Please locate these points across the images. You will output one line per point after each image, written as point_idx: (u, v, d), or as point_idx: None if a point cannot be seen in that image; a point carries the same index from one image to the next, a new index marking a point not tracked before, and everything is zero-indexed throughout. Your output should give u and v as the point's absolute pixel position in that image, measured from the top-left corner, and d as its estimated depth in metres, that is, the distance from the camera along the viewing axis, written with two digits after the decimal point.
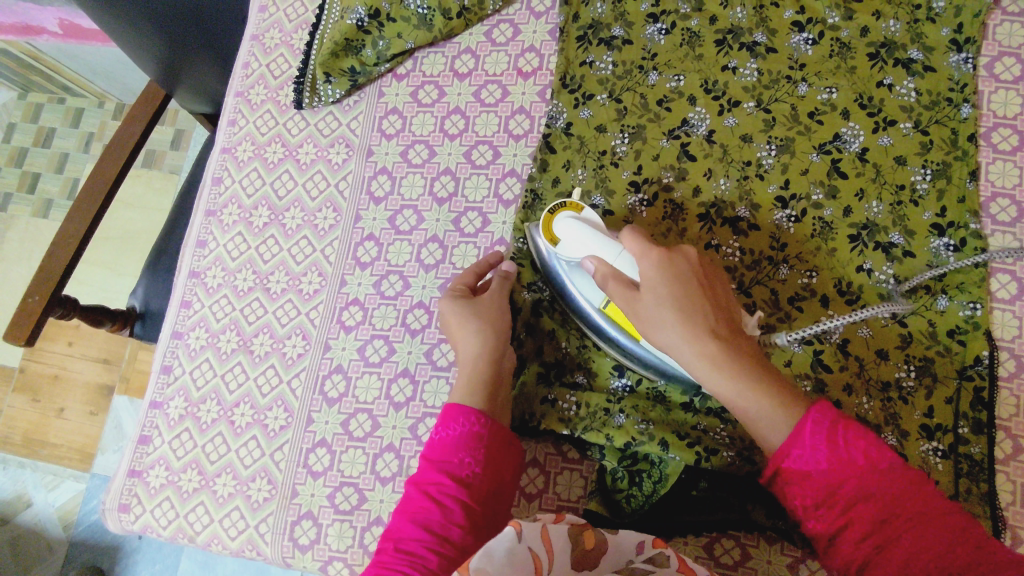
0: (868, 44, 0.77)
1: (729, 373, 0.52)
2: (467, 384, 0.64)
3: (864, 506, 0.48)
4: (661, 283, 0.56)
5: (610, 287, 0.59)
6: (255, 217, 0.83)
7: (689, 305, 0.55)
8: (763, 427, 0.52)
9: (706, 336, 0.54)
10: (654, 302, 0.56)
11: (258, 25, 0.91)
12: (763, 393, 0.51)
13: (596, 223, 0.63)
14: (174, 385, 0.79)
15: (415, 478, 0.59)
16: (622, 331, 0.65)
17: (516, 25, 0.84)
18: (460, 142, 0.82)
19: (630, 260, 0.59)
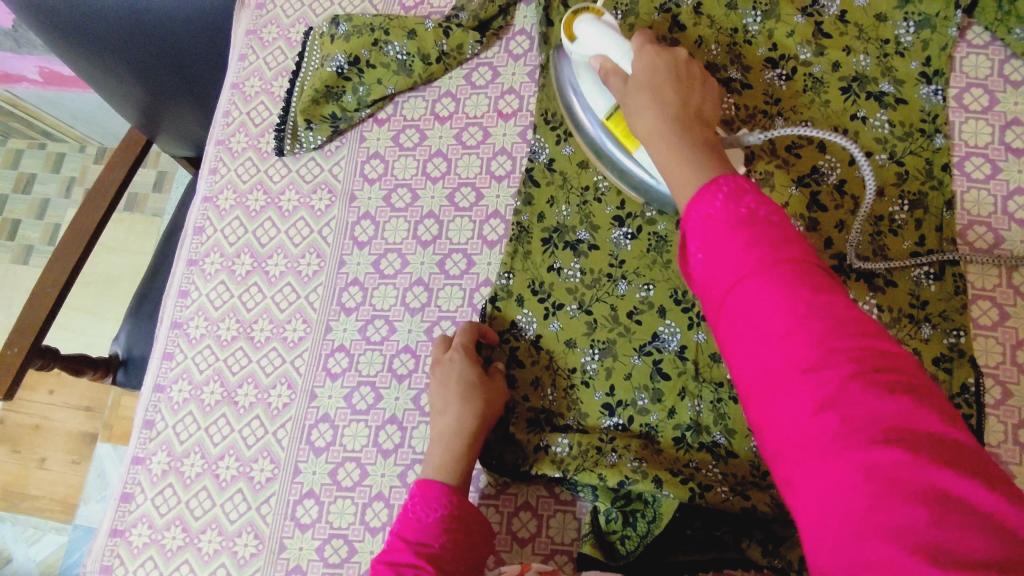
0: (840, 79, 0.78)
1: (682, 143, 0.54)
2: (441, 467, 0.66)
3: (744, 301, 0.43)
4: (647, 68, 0.60)
5: (610, 81, 0.64)
6: (238, 265, 0.83)
7: (662, 97, 0.58)
8: (687, 183, 0.52)
9: (671, 112, 0.57)
10: (630, 105, 0.60)
11: (238, 73, 0.92)
12: (698, 161, 0.53)
13: (614, 25, 0.67)
14: (157, 440, 0.78)
15: (388, 556, 0.59)
16: (617, 142, 0.70)
17: (496, 67, 0.85)
18: (443, 184, 0.82)
19: (629, 56, 0.63)
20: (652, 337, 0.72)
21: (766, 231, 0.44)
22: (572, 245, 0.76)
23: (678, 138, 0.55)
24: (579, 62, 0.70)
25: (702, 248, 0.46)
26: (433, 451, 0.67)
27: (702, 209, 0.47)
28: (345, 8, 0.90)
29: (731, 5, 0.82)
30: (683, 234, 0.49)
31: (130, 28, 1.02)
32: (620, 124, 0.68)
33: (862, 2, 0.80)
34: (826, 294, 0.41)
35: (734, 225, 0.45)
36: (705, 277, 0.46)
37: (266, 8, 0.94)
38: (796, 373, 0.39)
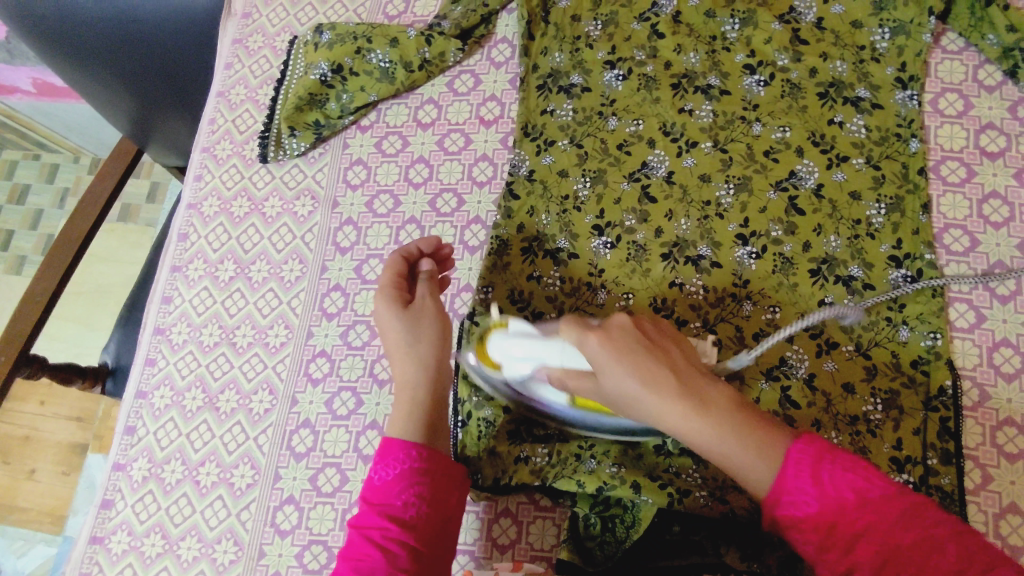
0: (817, 84, 0.79)
1: (700, 418, 0.49)
2: (408, 418, 0.62)
3: (864, 574, 0.46)
4: (597, 353, 0.53)
5: (571, 383, 0.59)
6: (221, 271, 0.83)
7: (641, 364, 0.52)
8: (750, 467, 0.48)
9: (673, 393, 0.50)
10: (604, 376, 0.53)
11: (224, 82, 0.92)
12: (746, 435, 0.48)
13: (531, 333, 0.64)
14: (138, 446, 0.78)
15: (357, 523, 0.57)
16: (596, 412, 0.64)
17: (477, 75, 0.86)
18: (425, 191, 0.82)
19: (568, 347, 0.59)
20: None
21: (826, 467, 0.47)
22: (552, 252, 0.77)
23: (689, 402, 0.50)
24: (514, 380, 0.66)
25: (801, 522, 0.47)
26: (397, 403, 0.63)
27: (794, 503, 0.47)
28: (330, 17, 0.92)
29: (709, 13, 0.84)
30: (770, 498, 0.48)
31: (120, 37, 1.04)
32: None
33: (837, 9, 0.81)
34: (923, 523, 0.45)
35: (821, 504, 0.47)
36: (818, 552, 0.48)
37: (252, 18, 0.95)
38: None
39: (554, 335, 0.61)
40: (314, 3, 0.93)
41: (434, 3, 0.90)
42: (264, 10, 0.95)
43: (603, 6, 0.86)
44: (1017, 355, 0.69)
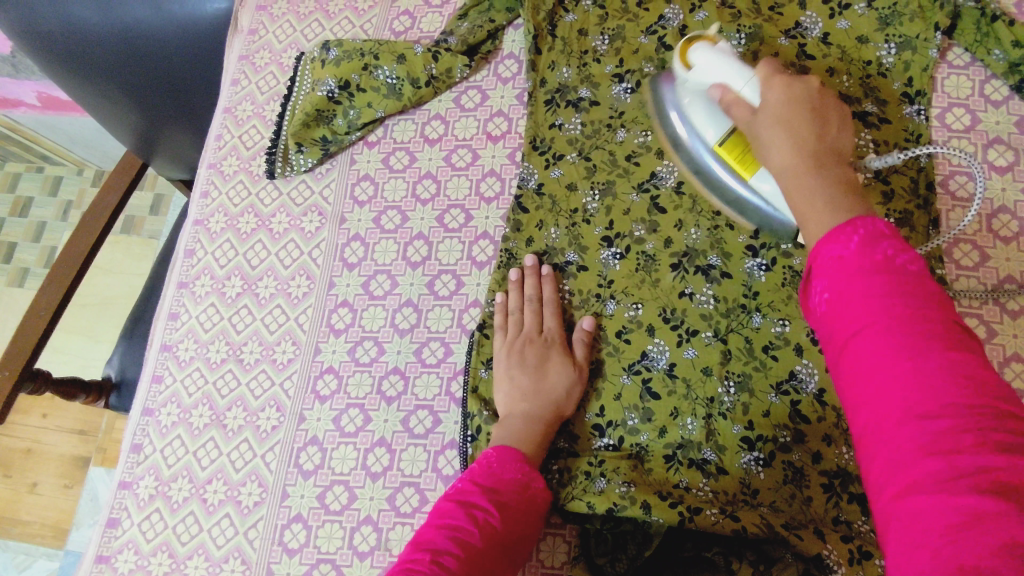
0: None
1: (807, 184, 0.51)
2: (522, 441, 0.66)
3: (864, 357, 0.40)
4: (775, 95, 0.57)
5: (733, 110, 0.61)
6: (228, 287, 0.83)
7: (795, 116, 0.55)
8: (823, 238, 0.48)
9: (798, 149, 0.53)
10: (761, 131, 0.57)
11: (231, 98, 0.93)
12: (841, 208, 0.48)
13: (729, 52, 0.65)
14: (144, 464, 0.77)
15: (458, 495, 0.61)
16: (730, 169, 0.68)
17: (484, 91, 0.86)
18: (432, 207, 0.82)
19: (754, 85, 0.61)
20: (640, 356, 0.72)
21: (937, 362, 0.38)
22: (560, 265, 0.77)
23: (807, 159, 0.52)
24: (691, 90, 0.69)
25: (830, 291, 0.44)
26: (512, 426, 0.67)
27: (835, 249, 0.45)
28: (336, 33, 0.92)
29: (716, 28, 0.83)
30: (808, 271, 0.47)
31: (126, 53, 1.04)
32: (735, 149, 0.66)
33: (843, 25, 0.82)
34: (959, 355, 0.38)
35: (851, 269, 0.43)
36: (828, 299, 0.44)
37: (259, 34, 0.95)
38: (905, 419, 0.37)
39: (743, 63, 0.64)
40: (320, 19, 0.94)
41: (441, 19, 0.90)
42: (270, 26, 0.96)
43: (609, 21, 0.86)
44: None
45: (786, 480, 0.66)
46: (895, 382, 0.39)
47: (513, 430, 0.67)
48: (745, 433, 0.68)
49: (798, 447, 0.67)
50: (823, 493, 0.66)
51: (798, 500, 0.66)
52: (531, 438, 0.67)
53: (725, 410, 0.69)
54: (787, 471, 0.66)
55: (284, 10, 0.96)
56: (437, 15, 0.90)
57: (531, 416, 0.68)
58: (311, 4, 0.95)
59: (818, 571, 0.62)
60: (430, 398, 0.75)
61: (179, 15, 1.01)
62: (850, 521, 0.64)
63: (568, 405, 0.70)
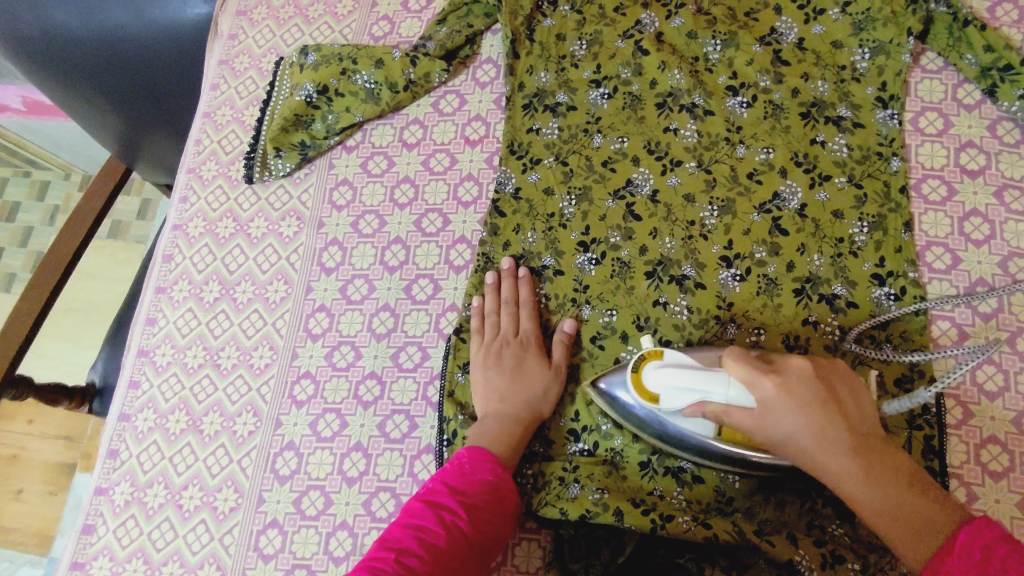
0: (799, 104, 0.80)
1: (858, 467, 0.53)
2: (498, 443, 0.66)
3: None
4: (771, 394, 0.54)
5: (730, 415, 0.56)
6: (206, 292, 0.83)
7: (817, 417, 0.54)
8: (861, 501, 0.53)
9: (848, 451, 0.53)
10: (772, 412, 0.55)
11: (210, 102, 0.93)
12: (893, 498, 0.52)
13: (683, 363, 0.60)
14: (120, 470, 0.77)
15: (427, 496, 0.60)
16: (745, 446, 0.60)
17: (462, 95, 0.87)
18: (410, 211, 0.82)
19: (739, 388, 0.56)
20: (614, 362, 0.73)
21: (1004, 553, 0.45)
22: (537, 270, 0.77)
23: (855, 444, 0.54)
24: (665, 414, 0.62)
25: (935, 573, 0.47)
26: (489, 427, 0.67)
27: (971, 548, 0.47)
28: (316, 39, 0.92)
29: (692, 34, 0.84)
30: (921, 571, 0.49)
31: (107, 57, 1.04)
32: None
33: (818, 30, 0.82)
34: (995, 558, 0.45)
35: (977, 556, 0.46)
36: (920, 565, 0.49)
37: (239, 39, 0.96)
38: None
39: (707, 368, 0.58)
40: (300, 24, 0.94)
41: (419, 24, 0.90)
42: (250, 31, 0.96)
43: (587, 26, 0.87)
44: (1000, 372, 0.69)
45: (759, 487, 0.67)
46: (972, 568, 0.46)
47: (490, 432, 0.67)
48: None
49: None
50: (797, 497, 0.66)
51: (772, 503, 0.66)
52: (507, 440, 0.67)
53: None
54: (761, 478, 0.67)
55: (264, 15, 0.97)
56: (416, 20, 0.90)
57: (507, 417, 0.68)
58: (291, 8, 0.95)
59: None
60: (406, 402, 0.75)
61: (160, 19, 1.01)
62: (824, 525, 0.64)
63: (545, 405, 0.70)
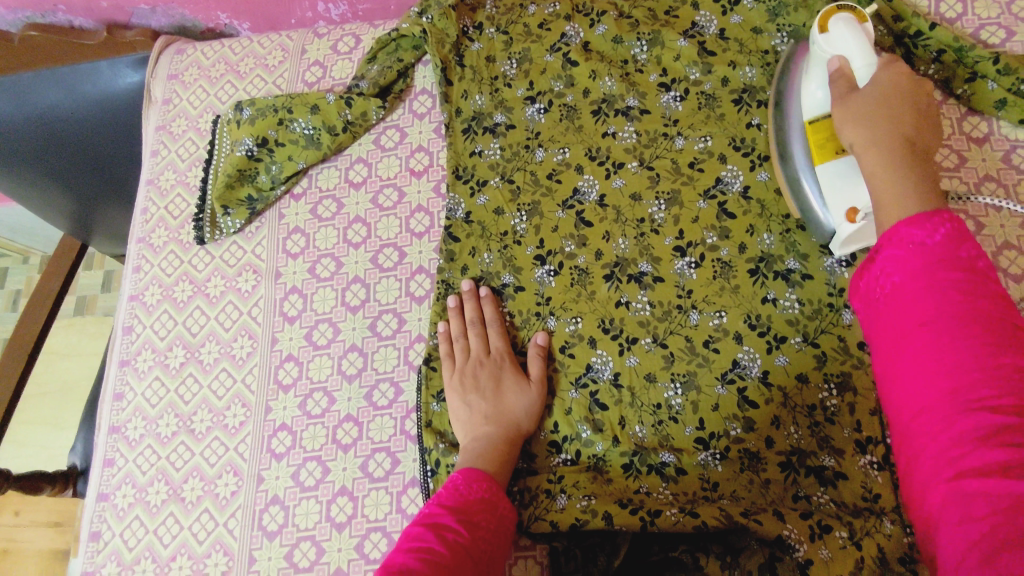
0: (730, 92, 0.82)
1: (881, 152, 0.55)
2: (486, 462, 0.66)
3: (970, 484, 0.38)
4: (886, 77, 0.61)
5: (838, 85, 0.63)
6: (171, 358, 0.82)
7: (886, 149, 0.55)
8: (898, 194, 0.51)
9: (902, 155, 0.54)
10: (847, 122, 0.59)
11: (152, 169, 0.93)
12: (910, 180, 0.52)
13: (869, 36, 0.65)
14: (105, 551, 0.75)
15: (426, 518, 0.59)
16: (808, 148, 0.70)
17: (402, 128, 0.88)
18: (366, 248, 0.83)
19: (869, 69, 0.62)
20: (585, 368, 0.73)
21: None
22: (498, 288, 0.78)
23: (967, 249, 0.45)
24: (816, 59, 0.68)
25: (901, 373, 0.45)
26: (475, 449, 0.67)
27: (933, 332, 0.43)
28: (250, 92, 0.93)
29: (617, 39, 0.86)
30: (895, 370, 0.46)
31: (45, 138, 1.03)
32: (817, 133, 0.68)
33: (736, 19, 0.85)
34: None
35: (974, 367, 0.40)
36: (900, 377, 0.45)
37: (173, 103, 0.96)
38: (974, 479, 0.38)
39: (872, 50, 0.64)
40: (232, 80, 0.95)
41: (351, 64, 0.92)
42: (184, 93, 0.96)
43: (515, 45, 0.88)
44: None
45: (742, 468, 0.67)
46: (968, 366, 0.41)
47: (477, 454, 0.67)
48: (698, 433, 0.69)
49: (751, 435, 0.68)
50: (780, 473, 0.67)
51: (757, 484, 0.67)
52: (495, 459, 0.66)
53: (674, 414, 0.70)
54: (743, 459, 0.68)
55: (195, 76, 0.97)
56: (347, 62, 0.92)
57: (493, 437, 0.68)
58: (221, 67, 0.96)
59: (782, 552, 0.63)
60: (385, 439, 0.74)
61: (93, 94, 1.00)
62: (809, 495, 0.66)
63: (527, 421, 0.71)
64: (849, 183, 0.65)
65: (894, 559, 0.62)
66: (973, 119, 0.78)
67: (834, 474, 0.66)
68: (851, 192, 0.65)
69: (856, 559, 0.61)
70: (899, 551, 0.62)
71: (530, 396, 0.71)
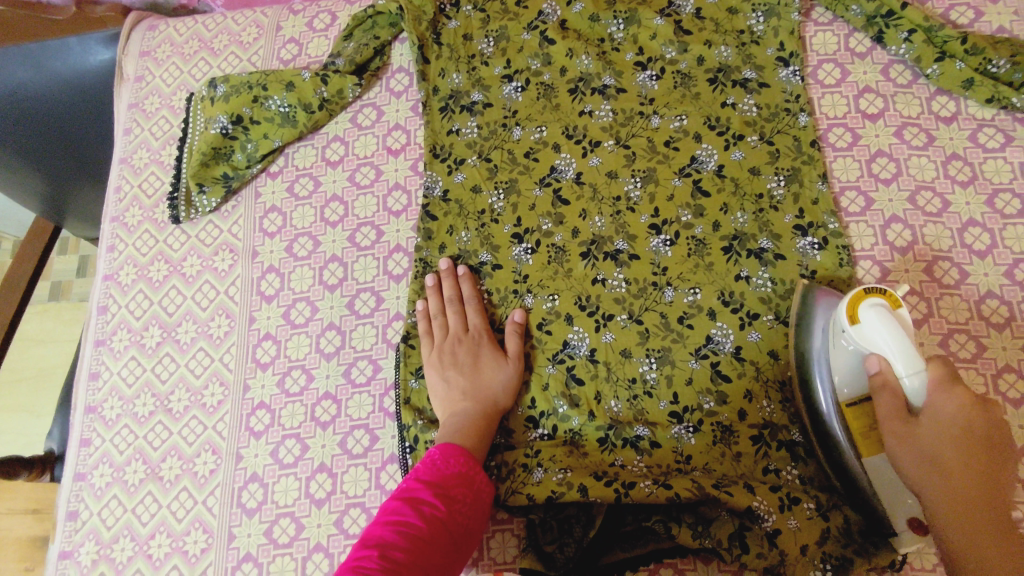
0: (705, 71, 0.82)
1: (946, 479, 0.52)
2: (464, 437, 0.67)
3: None
4: (948, 407, 0.54)
5: (884, 397, 0.57)
6: (147, 338, 0.82)
7: (947, 488, 0.52)
8: (948, 528, 0.51)
9: (962, 488, 0.52)
10: (896, 448, 0.55)
11: (125, 147, 0.92)
12: (974, 524, 0.50)
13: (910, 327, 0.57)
14: (83, 530, 0.75)
15: (405, 492, 0.60)
16: (848, 437, 0.63)
17: (379, 107, 0.87)
18: (343, 227, 0.83)
19: (917, 379, 0.55)
20: (562, 345, 0.74)
21: None
22: (475, 266, 0.78)
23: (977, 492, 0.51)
24: (843, 342, 0.61)
25: None
26: (453, 425, 0.68)
27: None
28: (224, 69, 0.92)
29: (594, 17, 0.86)
30: None
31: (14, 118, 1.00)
32: (858, 422, 0.62)
33: None
34: None
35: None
36: None
37: (146, 80, 0.94)
38: None
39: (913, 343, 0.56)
40: (206, 57, 0.94)
41: (327, 42, 0.91)
42: (157, 70, 0.95)
43: (492, 24, 0.88)
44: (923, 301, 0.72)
45: (715, 441, 0.69)
46: None
47: (455, 430, 0.67)
48: (672, 407, 0.70)
49: (724, 408, 0.70)
50: (752, 445, 0.68)
51: (729, 456, 0.68)
52: (473, 435, 0.67)
53: (649, 388, 0.71)
54: (716, 431, 0.69)
55: (168, 53, 0.95)
56: (323, 39, 0.91)
57: (471, 413, 0.69)
58: (195, 43, 0.95)
59: (752, 522, 0.65)
60: (364, 416, 0.75)
61: (64, 71, 0.98)
62: (779, 468, 0.68)
63: (505, 397, 0.71)
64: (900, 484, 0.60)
65: (857, 529, 0.65)
66: (942, 99, 0.80)
67: (803, 447, 0.68)
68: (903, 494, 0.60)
69: (822, 529, 0.64)
70: (862, 523, 0.65)
71: (508, 373, 0.72)
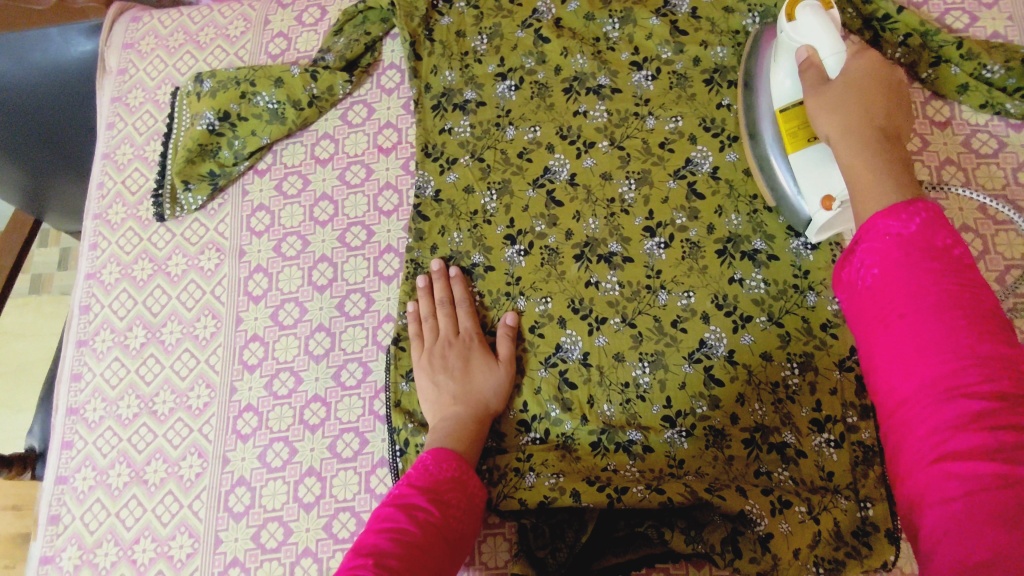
0: (701, 72, 0.81)
1: (862, 141, 0.55)
2: (455, 443, 0.66)
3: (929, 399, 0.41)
4: (858, 67, 0.61)
5: (808, 74, 0.63)
6: (131, 338, 0.80)
7: (855, 128, 0.56)
8: (873, 184, 0.52)
9: (882, 154, 0.54)
10: (822, 116, 0.60)
11: (108, 143, 0.90)
12: (888, 176, 0.52)
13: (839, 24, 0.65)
14: (65, 534, 0.74)
15: (396, 499, 0.59)
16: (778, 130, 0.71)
17: (370, 104, 0.86)
18: (333, 227, 0.81)
19: (838, 60, 0.62)
20: (554, 348, 0.73)
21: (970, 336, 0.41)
22: (467, 268, 0.77)
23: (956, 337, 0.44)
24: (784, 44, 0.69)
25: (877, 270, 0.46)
26: (443, 430, 0.67)
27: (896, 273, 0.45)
28: (211, 63, 0.90)
29: (589, 16, 0.85)
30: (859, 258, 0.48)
31: None
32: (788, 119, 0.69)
33: None
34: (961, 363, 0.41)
35: (907, 250, 0.45)
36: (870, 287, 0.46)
37: (129, 73, 0.92)
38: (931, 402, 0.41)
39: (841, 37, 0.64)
40: (192, 51, 0.91)
41: (316, 37, 0.89)
42: (140, 63, 0.92)
43: (486, 20, 0.87)
44: None
45: (707, 445, 0.69)
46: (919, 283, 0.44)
47: (446, 434, 0.67)
48: (665, 412, 0.70)
49: (717, 412, 0.70)
50: (744, 450, 0.68)
51: (722, 460, 0.68)
52: (464, 440, 0.66)
53: (642, 392, 0.71)
54: (709, 436, 0.69)
55: (152, 46, 0.93)
56: (312, 34, 0.89)
57: (462, 417, 0.68)
58: (180, 36, 0.92)
59: (744, 526, 0.65)
60: (354, 420, 0.74)
61: (41, 62, 0.95)
62: (770, 471, 0.67)
63: (496, 401, 0.71)
64: (820, 169, 0.67)
65: (848, 532, 0.65)
66: (936, 103, 0.80)
67: (795, 452, 0.68)
68: (823, 178, 0.67)
69: (813, 533, 0.64)
70: (852, 526, 0.65)
71: (500, 378, 0.71)
